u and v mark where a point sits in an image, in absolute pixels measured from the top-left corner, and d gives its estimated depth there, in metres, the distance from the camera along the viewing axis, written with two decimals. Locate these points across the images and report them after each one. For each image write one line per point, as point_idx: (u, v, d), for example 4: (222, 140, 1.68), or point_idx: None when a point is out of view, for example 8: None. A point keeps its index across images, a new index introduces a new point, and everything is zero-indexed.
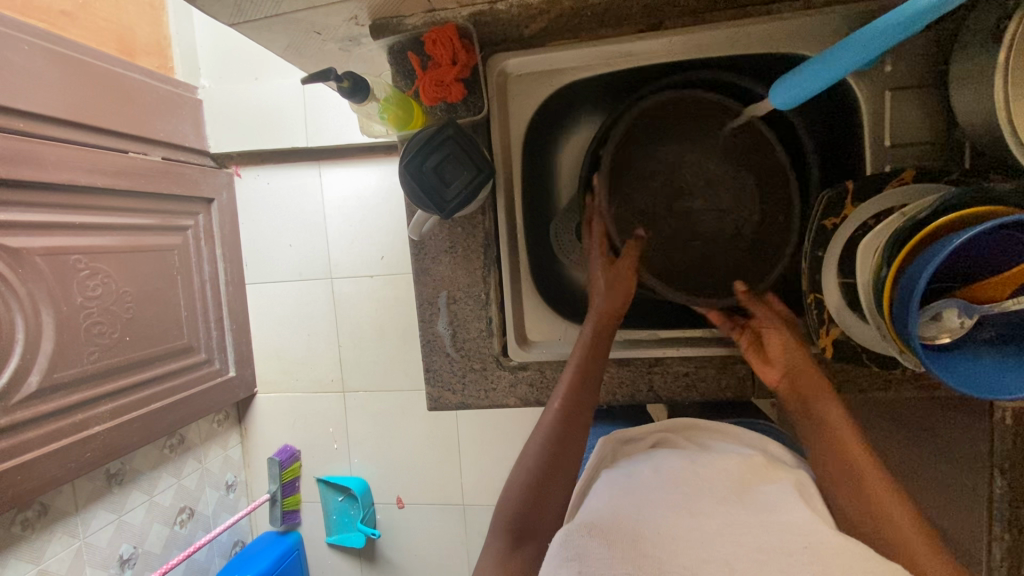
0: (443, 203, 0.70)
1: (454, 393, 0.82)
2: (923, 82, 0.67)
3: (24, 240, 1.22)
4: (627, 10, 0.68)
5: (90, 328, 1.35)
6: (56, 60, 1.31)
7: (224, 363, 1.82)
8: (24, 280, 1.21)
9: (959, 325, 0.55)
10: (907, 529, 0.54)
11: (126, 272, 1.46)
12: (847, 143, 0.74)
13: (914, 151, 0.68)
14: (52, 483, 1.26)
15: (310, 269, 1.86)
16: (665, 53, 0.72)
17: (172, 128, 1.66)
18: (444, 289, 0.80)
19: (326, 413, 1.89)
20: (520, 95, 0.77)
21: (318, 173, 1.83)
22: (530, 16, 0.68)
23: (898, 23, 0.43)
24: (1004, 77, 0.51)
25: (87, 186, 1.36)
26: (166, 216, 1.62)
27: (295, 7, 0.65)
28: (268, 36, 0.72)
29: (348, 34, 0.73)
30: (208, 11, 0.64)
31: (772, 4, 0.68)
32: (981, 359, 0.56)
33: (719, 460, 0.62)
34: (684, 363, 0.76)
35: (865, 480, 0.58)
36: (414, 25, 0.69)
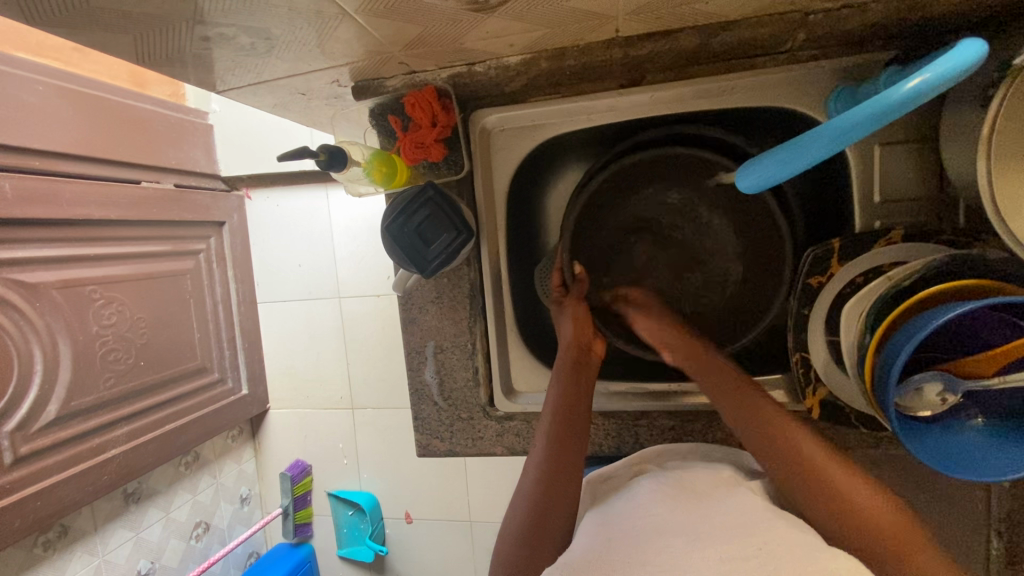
0: (425, 262, 0.71)
1: (442, 441, 0.83)
2: (913, 136, 0.65)
3: (41, 275, 1.27)
4: (606, 70, 0.68)
5: (106, 355, 1.40)
6: (69, 97, 1.36)
7: (237, 381, 1.87)
8: (41, 313, 1.26)
9: (940, 399, 0.54)
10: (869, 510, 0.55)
11: (139, 299, 1.51)
12: (836, 197, 0.72)
13: (904, 208, 0.66)
14: (71, 506, 1.32)
15: (319, 289, 1.89)
16: (647, 107, 0.72)
17: (183, 155, 1.70)
18: (431, 339, 0.81)
19: (336, 429, 1.93)
20: (502, 149, 0.77)
21: (325, 195, 1.85)
22: (509, 76, 0.69)
23: (864, 116, 0.43)
24: (989, 152, 0.52)
25: (102, 218, 1.41)
26: (179, 241, 1.67)
27: (276, 75, 0.66)
28: (254, 98, 0.73)
29: (332, 93, 0.74)
30: (193, 82, 0.66)
31: (753, 59, 0.67)
32: (961, 434, 0.55)
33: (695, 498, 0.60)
34: (669, 417, 0.77)
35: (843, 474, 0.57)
36: (394, 87, 0.70)
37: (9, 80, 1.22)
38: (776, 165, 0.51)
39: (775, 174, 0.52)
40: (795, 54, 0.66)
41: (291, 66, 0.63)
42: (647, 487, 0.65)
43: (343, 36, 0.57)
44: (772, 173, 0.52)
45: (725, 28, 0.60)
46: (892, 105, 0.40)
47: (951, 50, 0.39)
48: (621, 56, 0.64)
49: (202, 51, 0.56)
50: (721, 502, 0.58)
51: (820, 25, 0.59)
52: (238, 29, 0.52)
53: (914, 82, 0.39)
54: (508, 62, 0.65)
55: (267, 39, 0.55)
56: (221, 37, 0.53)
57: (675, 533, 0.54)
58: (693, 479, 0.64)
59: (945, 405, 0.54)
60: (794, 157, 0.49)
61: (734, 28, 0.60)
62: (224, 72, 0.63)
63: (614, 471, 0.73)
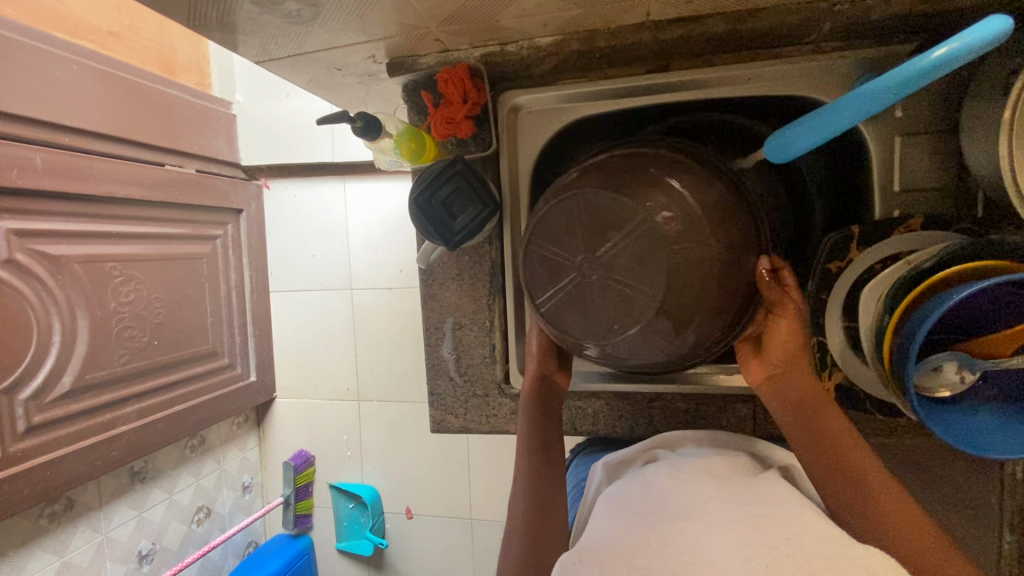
0: (450, 235, 0.72)
1: (456, 417, 0.83)
2: (933, 128, 0.66)
3: (64, 248, 1.30)
4: (635, 54, 0.70)
5: (121, 332, 1.42)
6: (102, 78, 1.39)
7: (245, 367, 1.88)
8: (62, 286, 1.28)
9: (960, 379, 0.55)
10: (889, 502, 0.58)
11: (157, 279, 1.53)
12: (856, 187, 0.73)
13: (923, 198, 0.67)
14: (79, 479, 1.33)
15: (331, 280, 1.91)
16: (672, 93, 0.74)
17: (206, 142, 1.73)
18: (450, 315, 0.82)
19: (342, 420, 1.93)
20: (529, 130, 0.78)
21: (342, 187, 1.88)
22: (540, 57, 0.71)
23: (893, 82, 0.45)
24: (1009, 137, 0.53)
25: (126, 197, 1.44)
26: (198, 225, 1.69)
27: (316, 47, 0.68)
28: (291, 71, 0.76)
29: (366, 70, 0.76)
30: (236, 51, 0.68)
31: (778, 48, 0.69)
32: (979, 415, 0.56)
33: (711, 480, 0.61)
34: (684, 401, 0.77)
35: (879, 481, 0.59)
36: (428, 64, 0.72)
37: (46, 59, 1.26)
38: (803, 134, 0.52)
39: (804, 143, 0.53)
40: (819, 46, 0.68)
41: (331, 37, 0.65)
42: (664, 470, 0.66)
43: (385, 8, 0.60)
44: (803, 139, 0.53)
45: (753, 14, 0.62)
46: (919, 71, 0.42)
47: (982, 21, 0.41)
48: (649, 40, 0.66)
49: (249, 16, 0.59)
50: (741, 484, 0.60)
51: (845, 14, 0.61)
52: None
53: (943, 49, 0.41)
54: (540, 43, 0.68)
55: (313, 6, 0.58)
56: (270, 1, 0.56)
57: (694, 513, 0.55)
58: (711, 463, 0.65)
59: (964, 384, 0.55)
60: (825, 123, 0.50)
61: (761, 14, 0.62)
62: (267, 40, 0.65)
63: (629, 457, 0.73)
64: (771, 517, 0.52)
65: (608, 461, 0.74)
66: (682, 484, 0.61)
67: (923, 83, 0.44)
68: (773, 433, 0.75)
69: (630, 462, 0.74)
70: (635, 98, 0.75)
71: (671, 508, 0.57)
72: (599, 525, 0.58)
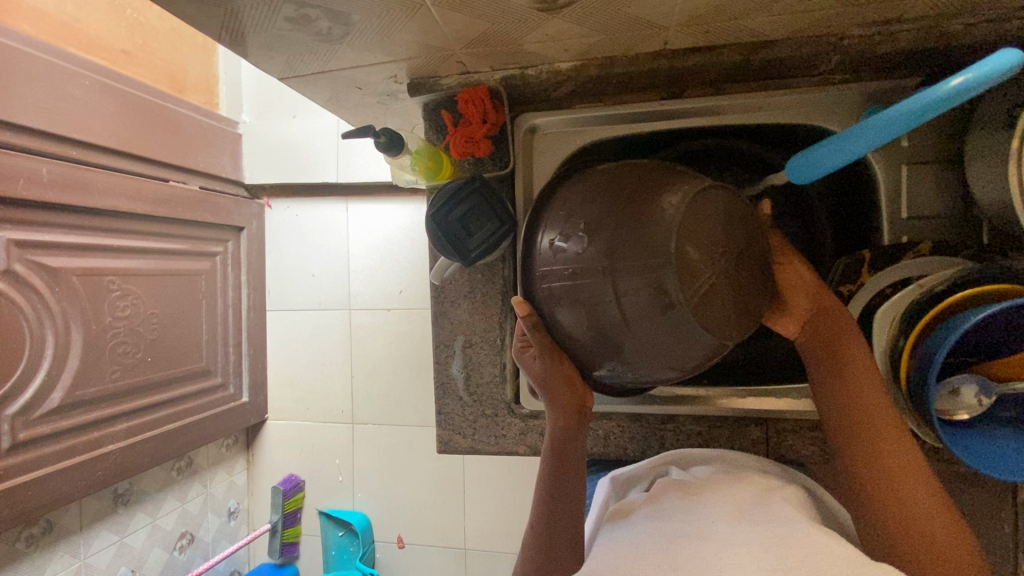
0: (466, 251, 0.72)
1: (464, 437, 0.82)
2: (937, 159, 0.68)
3: (64, 261, 1.28)
4: (649, 81, 0.73)
5: (115, 347, 1.40)
6: (113, 94, 1.41)
7: (238, 388, 1.84)
8: (59, 298, 1.26)
9: (977, 402, 0.55)
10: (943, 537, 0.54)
11: (154, 294, 1.51)
12: (864, 214, 0.75)
13: (930, 225, 0.69)
14: (60, 500, 1.27)
15: (330, 299, 1.90)
16: (686, 119, 0.76)
17: (212, 160, 1.74)
18: (461, 333, 0.82)
19: (335, 444, 1.89)
20: (544, 151, 0.79)
21: (345, 208, 1.89)
22: (558, 81, 0.73)
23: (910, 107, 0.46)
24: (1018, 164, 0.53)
25: (130, 211, 1.43)
26: (198, 242, 1.68)
27: (340, 65, 0.69)
28: (312, 89, 0.77)
29: (386, 90, 0.78)
30: (261, 66, 0.69)
31: (788, 78, 0.72)
32: (997, 438, 0.55)
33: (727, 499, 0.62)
34: (696, 422, 0.77)
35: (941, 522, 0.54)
36: (449, 85, 0.74)
37: (60, 73, 1.27)
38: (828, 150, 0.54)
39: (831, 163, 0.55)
40: (828, 78, 0.71)
41: (357, 55, 0.67)
42: (672, 488, 0.67)
43: (413, 29, 0.61)
44: (827, 158, 0.55)
45: (765, 46, 0.65)
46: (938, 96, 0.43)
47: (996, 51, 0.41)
48: (666, 67, 0.69)
49: (281, 32, 0.60)
50: (746, 493, 0.62)
51: (853, 48, 0.64)
52: (321, 11, 0.56)
53: (958, 79, 0.42)
54: (559, 68, 0.70)
55: (344, 25, 0.59)
56: (303, 19, 0.57)
57: (709, 525, 0.57)
58: (719, 478, 0.67)
59: (982, 407, 0.55)
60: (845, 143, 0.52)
61: (774, 46, 0.65)
62: (294, 57, 0.66)
63: (639, 473, 0.75)
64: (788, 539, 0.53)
65: (616, 476, 0.75)
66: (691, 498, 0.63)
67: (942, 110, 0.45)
68: (786, 456, 0.74)
69: (639, 477, 0.74)
70: (650, 120, 0.77)
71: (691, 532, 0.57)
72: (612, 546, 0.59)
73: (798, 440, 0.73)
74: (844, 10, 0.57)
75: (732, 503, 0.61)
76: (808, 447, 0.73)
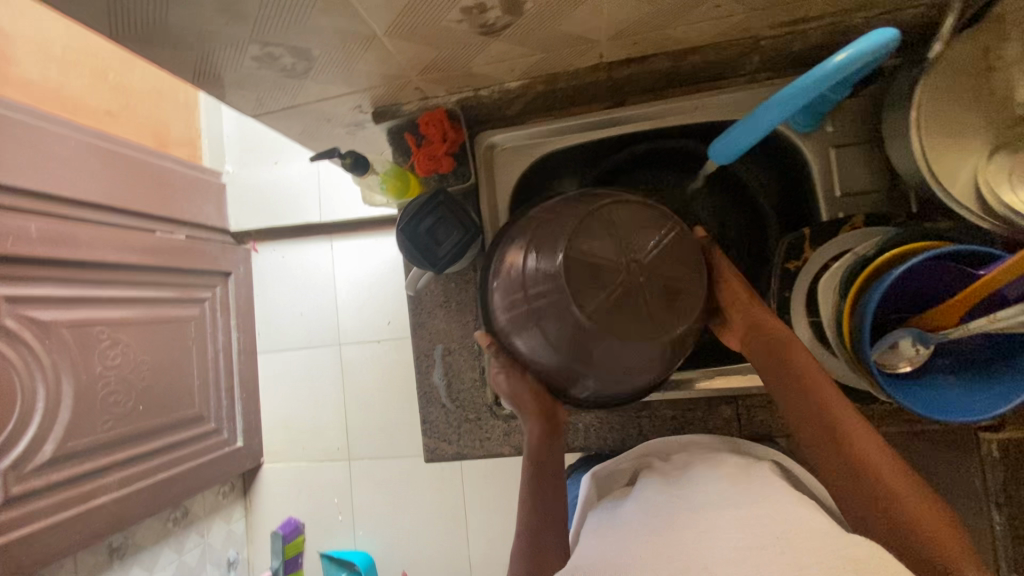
0: (437, 260, 0.77)
1: (450, 444, 0.84)
2: (861, 139, 0.74)
3: (53, 313, 1.31)
4: (593, 92, 0.80)
5: (106, 397, 1.40)
6: (99, 152, 1.47)
7: (232, 433, 1.83)
8: (49, 350, 1.28)
9: (916, 352, 0.59)
10: (916, 500, 0.55)
11: (143, 342, 1.53)
12: (803, 196, 0.80)
13: (863, 199, 0.74)
14: (53, 557, 1.26)
15: (320, 336, 1.93)
16: (632, 124, 0.82)
17: (197, 209, 1.80)
18: (440, 341, 0.85)
19: (333, 482, 1.87)
20: (505, 165, 0.85)
21: (330, 246, 1.94)
22: (510, 99, 0.80)
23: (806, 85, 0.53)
24: (916, 133, 0.57)
25: (117, 262, 1.47)
26: (186, 289, 1.71)
27: (308, 99, 0.75)
28: (284, 124, 0.83)
29: (353, 120, 0.84)
30: (234, 105, 0.75)
31: (719, 80, 0.79)
32: (940, 384, 0.59)
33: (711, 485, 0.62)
34: (670, 407, 0.80)
35: (910, 486, 0.56)
36: (410, 111, 0.80)
37: (48, 136, 1.33)
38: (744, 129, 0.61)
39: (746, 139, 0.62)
40: (754, 77, 0.79)
41: (322, 88, 0.73)
42: (656, 478, 0.69)
43: (370, 60, 0.68)
44: (740, 139, 0.63)
45: (692, 52, 0.72)
46: (828, 72, 0.51)
47: (871, 32, 0.50)
48: (606, 78, 0.76)
49: (250, 72, 0.66)
50: (724, 474, 0.64)
51: (769, 47, 0.72)
52: (284, 49, 0.62)
53: (842, 55, 0.50)
54: (509, 86, 0.77)
55: (306, 60, 0.65)
56: (268, 57, 0.63)
57: (693, 507, 0.59)
58: (697, 463, 0.69)
59: (920, 357, 0.59)
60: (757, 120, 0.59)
61: (699, 51, 0.72)
62: (264, 94, 0.72)
63: (621, 466, 0.76)
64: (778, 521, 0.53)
65: (597, 472, 0.76)
66: (675, 485, 0.65)
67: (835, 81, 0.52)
68: (758, 432, 0.77)
69: (621, 471, 0.76)
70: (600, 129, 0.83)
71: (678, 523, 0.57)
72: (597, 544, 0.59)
73: (767, 413, 0.77)
74: (753, 14, 0.64)
75: (711, 484, 0.63)
76: (776, 419, 0.76)
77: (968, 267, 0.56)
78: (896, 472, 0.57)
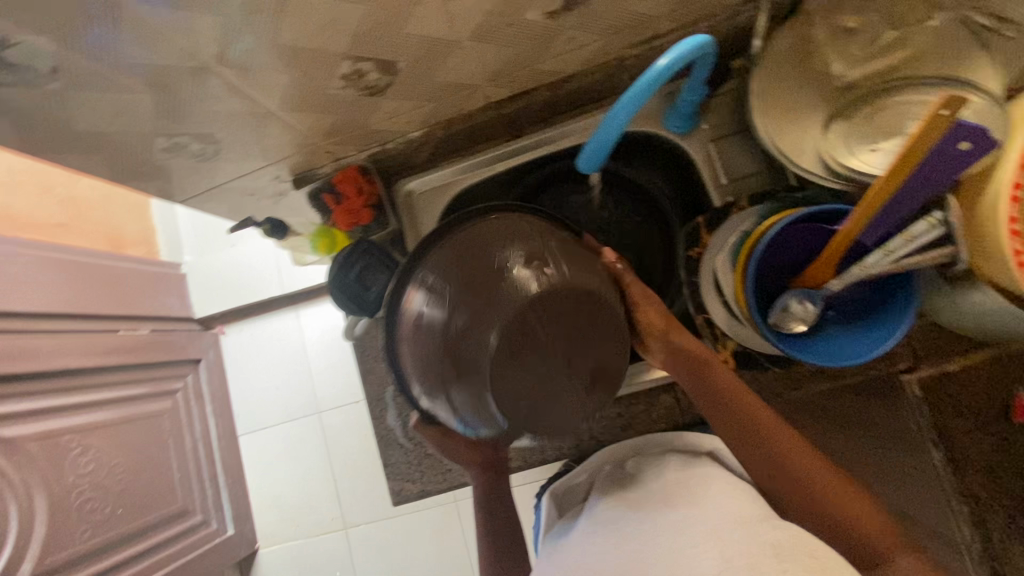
0: (367, 304, 0.80)
1: (414, 482, 0.86)
2: (735, 130, 0.82)
3: (18, 428, 1.30)
4: (490, 129, 0.87)
5: (82, 506, 1.38)
6: (49, 263, 1.49)
7: (222, 522, 1.79)
8: (18, 468, 1.27)
9: (805, 310, 0.63)
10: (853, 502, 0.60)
11: (115, 444, 1.51)
12: (699, 189, 0.87)
13: (747, 182, 0.81)
14: None
15: (298, 407, 1.92)
16: (534, 151, 0.89)
17: (159, 302, 1.82)
18: (390, 384, 0.88)
19: (331, 554, 1.82)
20: (426, 207, 0.91)
21: (296, 315, 1.97)
22: (416, 147, 0.86)
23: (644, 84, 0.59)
24: (759, 117, 0.66)
25: (78, 367, 1.47)
26: (156, 382, 1.71)
27: (226, 178, 0.81)
28: (210, 204, 0.88)
29: (276, 190, 0.89)
30: (157, 195, 0.80)
31: (602, 100, 0.87)
32: (830, 336, 0.65)
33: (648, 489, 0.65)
34: (615, 406, 0.83)
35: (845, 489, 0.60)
36: (325, 172, 0.86)
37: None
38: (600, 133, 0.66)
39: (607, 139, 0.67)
40: None
41: (236, 166, 0.78)
42: (608, 489, 0.71)
43: (273, 133, 0.74)
44: (603, 138, 0.67)
45: (567, 80, 0.80)
46: (658, 72, 0.58)
47: (687, 37, 0.58)
48: (497, 114, 0.83)
49: (163, 162, 0.71)
50: (666, 477, 0.67)
51: (635, 64, 0.79)
52: (189, 137, 0.68)
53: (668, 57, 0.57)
54: (411, 136, 0.83)
55: (213, 143, 0.71)
56: (176, 147, 0.69)
57: (636, 516, 0.61)
58: (643, 468, 0.72)
59: (812, 316, 0.63)
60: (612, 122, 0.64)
61: (573, 78, 0.80)
62: (183, 180, 0.78)
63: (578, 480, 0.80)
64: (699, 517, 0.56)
65: (556, 491, 0.80)
66: (623, 495, 0.67)
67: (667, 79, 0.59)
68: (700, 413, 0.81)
69: (578, 486, 0.79)
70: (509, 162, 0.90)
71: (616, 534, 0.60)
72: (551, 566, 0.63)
73: None
74: (606, 39, 0.72)
75: (654, 490, 0.65)
76: None
77: (827, 225, 0.62)
78: (830, 477, 0.61)
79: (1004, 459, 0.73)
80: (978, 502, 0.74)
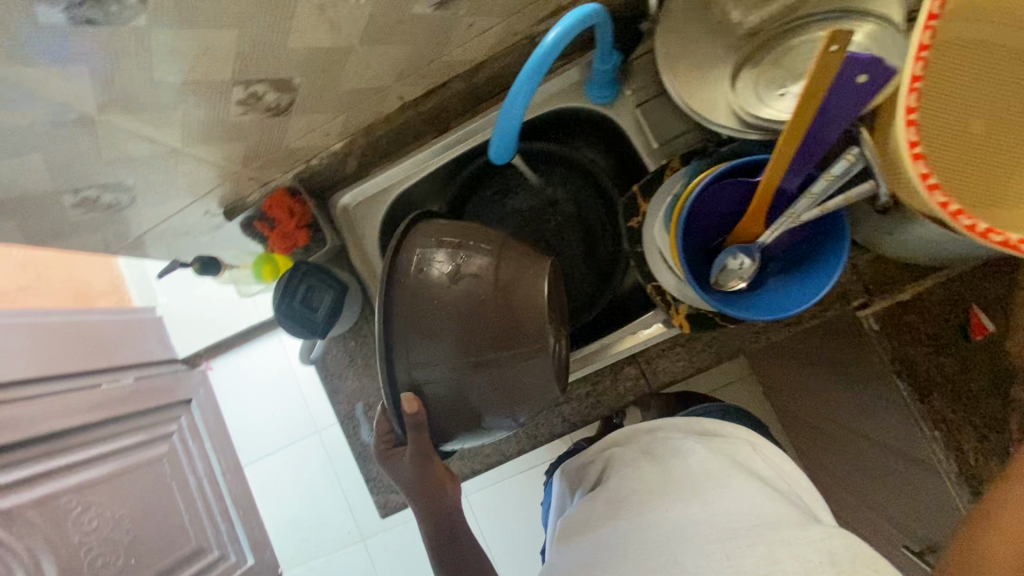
0: (315, 325, 0.79)
1: (397, 492, 0.86)
2: (659, 89, 0.79)
3: (14, 497, 1.12)
4: (414, 129, 0.85)
5: (94, 563, 1.21)
6: (21, 328, 1.34)
7: (240, 553, 1.68)
8: (19, 535, 1.10)
9: (742, 266, 0.64)
10: None
11: (120, 495, 1.34)
12: (632, 156, 0.85)
13: (679, 142, 0.79)
14: None
15: (297, 429, 1.93)
16: (461, 144, 0.87)
17: (141, 348, 1.74)
18: (358, 400, 0.87)
19: (354, 567, 1.84)
20: (364, 218, 0.89)
21: (279, 340, 1.96)
22: (342, 158, 0.84)
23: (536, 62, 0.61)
24: (668, 77, 0.64)
25: (69, 428, 1.29)
26: (151, 427, 1.53)
27: (153, 223, 0.79)
28: (145, 250, 0.86)
29: (210, 225, 0.88)
30: (85, 250, 0.78)
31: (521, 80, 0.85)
32: (768, 288, 0.65)
33: (673, 471, 0.64)
34: (581, 386, 0.82)
35: None
36: (255, 200, 0.84)
37: None
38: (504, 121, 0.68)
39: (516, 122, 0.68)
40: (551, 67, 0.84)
41: (160, 209, 0.76)
42: (621, 471, 0.69)
43: (188, 169, 0.71)
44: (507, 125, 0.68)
45: (479, 68, 0.78)
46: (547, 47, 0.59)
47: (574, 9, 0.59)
48: (416, 113, 0.81)
49: (77, 217, 0.69)
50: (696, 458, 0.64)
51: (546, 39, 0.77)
52: (99, 187, 0.65)
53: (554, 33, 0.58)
54: (333, 148, 0.81)
55: (127, 190, 0.69)
56: (88, 200, 0.67)
57: (662, 504, 0.59)
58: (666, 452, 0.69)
59: (748, 270, 0.64)
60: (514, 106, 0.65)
61: (486, 64, 0.78)
62: (107, 232, 0.76)
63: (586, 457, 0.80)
64: (730, 513, 0.54)
65: (567, 466, 0.82)
66: (641, 477, 0.66)
67: (558, 53, 0.60)
68: (666, 380, 0.80)
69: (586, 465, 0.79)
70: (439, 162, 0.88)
71: (647, 525, 0.57)
72: (563, 552, 0.63)
73: (667, 360, 0.79)
74: (508, 20, 0.70)
75: (676, 472, 0.63)
76: (677, 362, 0.79)
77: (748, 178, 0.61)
78: None
79: (965, 380, 0.72)
80: (948, 426, 0.70)
